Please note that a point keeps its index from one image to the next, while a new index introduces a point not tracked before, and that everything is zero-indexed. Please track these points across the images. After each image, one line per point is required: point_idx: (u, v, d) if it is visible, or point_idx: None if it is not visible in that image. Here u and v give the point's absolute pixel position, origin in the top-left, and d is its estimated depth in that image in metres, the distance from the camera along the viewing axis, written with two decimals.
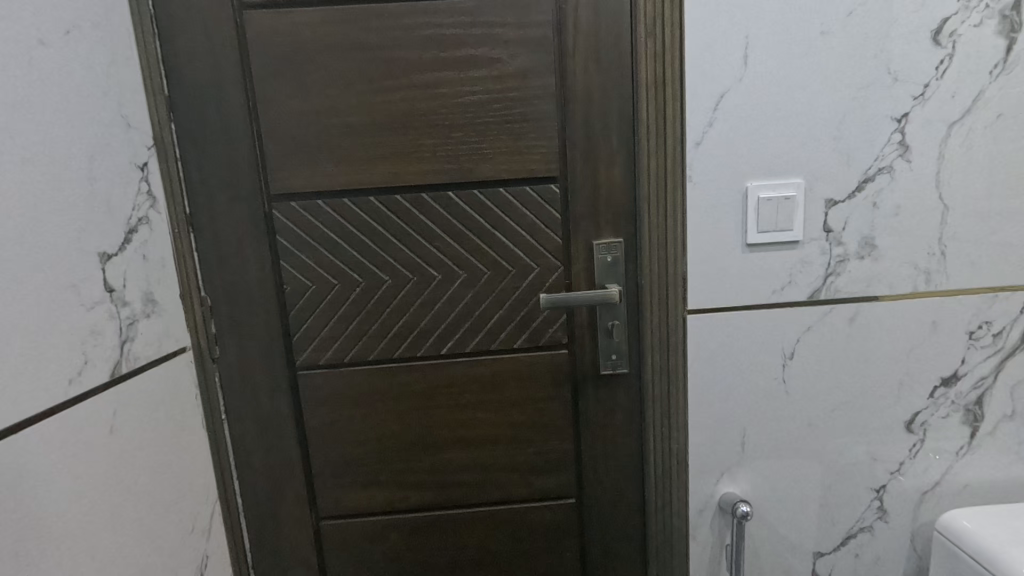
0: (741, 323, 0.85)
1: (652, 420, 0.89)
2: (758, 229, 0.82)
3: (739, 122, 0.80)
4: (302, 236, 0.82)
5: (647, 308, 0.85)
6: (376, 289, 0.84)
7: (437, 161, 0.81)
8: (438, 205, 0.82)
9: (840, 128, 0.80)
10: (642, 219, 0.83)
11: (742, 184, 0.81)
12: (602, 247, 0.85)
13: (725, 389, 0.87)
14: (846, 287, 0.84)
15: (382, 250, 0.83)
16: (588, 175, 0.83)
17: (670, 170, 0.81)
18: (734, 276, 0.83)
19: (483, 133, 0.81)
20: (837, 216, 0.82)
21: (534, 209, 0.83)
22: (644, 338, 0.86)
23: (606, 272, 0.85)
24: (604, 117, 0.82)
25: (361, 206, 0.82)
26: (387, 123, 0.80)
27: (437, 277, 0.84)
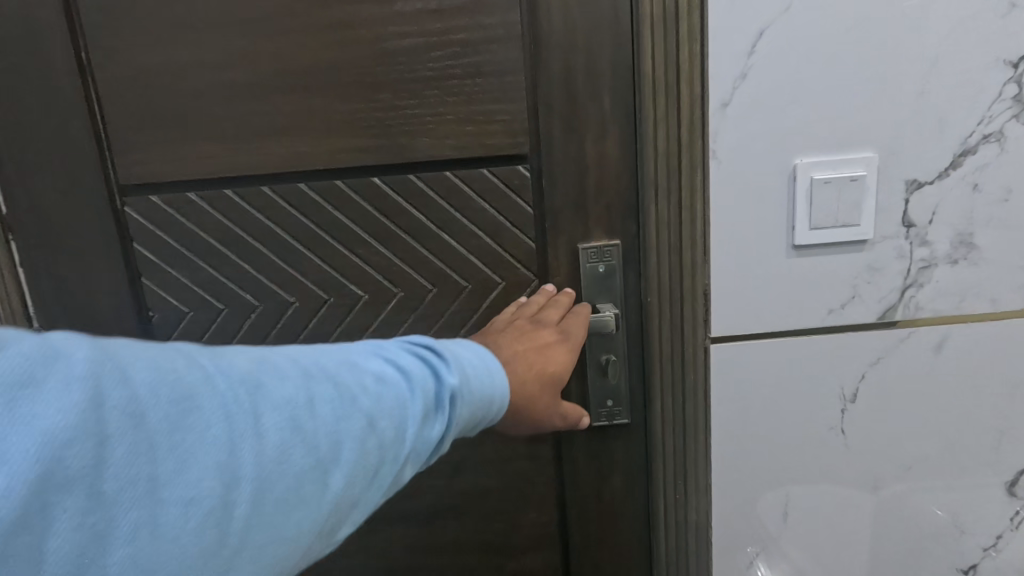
0: (786, 354, 0.62)
1: (662, 485, 0.66)
2: (811, 225, 0.58)
3: (786, 71, 0.56)
4: (169, 243, 0.59)
5: (655, 335, 0.62)
6: (278, 316, 0.61)
7: (356, 134, 0.57)
8: (361, 196, 0.59)
9: (932, 77, 0.56)
10: (647, 213, 0.60)
11: (789, 162, 0.57)
12: (592, 252, 0.61)
13: (761, 442, 0.64)
14: (932, 303, 0.60)
15: (284, 260, 0.60)
16: (570, 152, 0.59)
17: (687, 143, 0.57)
18: (775, 290, 0.60)
19: (419, 93, 0.57)
20: (922, 205, 0.58)
21: (497, 201, 0.60)
22: (652, 375, 0.63)
23: (598, 287, 0.62)
24: (591, 69, 0.58)
25: (251, 199, 0.58)
26: (282, 80, 0.56)
27: (362, 297, 0.61)
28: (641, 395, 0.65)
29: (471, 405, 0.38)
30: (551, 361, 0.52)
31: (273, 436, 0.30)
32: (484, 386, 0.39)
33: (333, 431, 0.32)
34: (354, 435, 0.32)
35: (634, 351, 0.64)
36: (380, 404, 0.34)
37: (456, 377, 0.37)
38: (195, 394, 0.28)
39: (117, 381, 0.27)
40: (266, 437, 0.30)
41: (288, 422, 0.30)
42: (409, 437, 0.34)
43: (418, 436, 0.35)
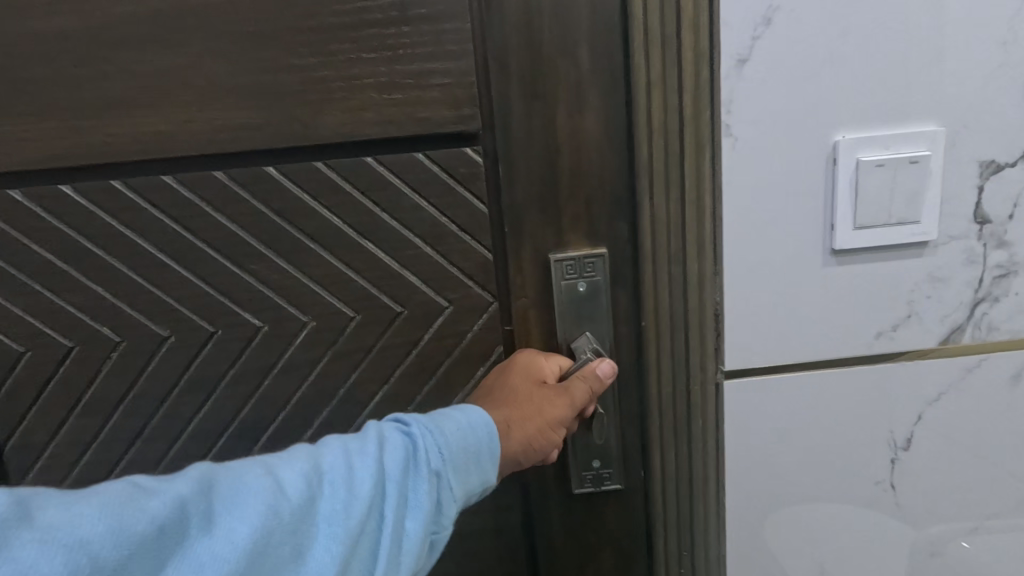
0: (821, 392, 0.47)
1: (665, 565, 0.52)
2: (857, 224, 0.44)
3: (824, 14, 0.41)
4: (3, 267, 0.49)
5: (653, 370, 0.48)
6: (149, 355, 0.51)
7: (254, 109, 0.46)
8: (249, 193, 0.48)
9: (1016, 24, 0.42)
10: (642, 213, 0.45)
11: (825, 139, 0.43)
12: (568, 265, 0.48)
13: (787, 501, 0.50)
14: (1008, 322, 0.46)
15: (151, 280, 0.50)
16: (534, 132, 0.45)
17: (691, 118, 0.43)
18: (808, 310, 0.46)
19: (329, 50, 0.44)
20: (999, 194, 0.44)
21: (437, 198, 0.47)
22: (649, 422, 0.49)
23: (578, 307, 0.48)
24: (565, 18, 0.43)
25: (108, 202, 0.48)
26: (159, 42, 0.45)
27: (260, 330, 0.51)
28: (635, 445, 0.51)
29: (458, 448, 0.35)
30: (515, 378, 0.44)
31: (229, 530, 0.27)
32: (467, 436, 0.36)
33: (309, 507, 0.30)
34: (337, 501, 0.30)
35: (624, 387, 0.50)
36: (352, 476, 0.31)
37: (425, 427, 0.35)
38: (140, 499, 0.27)
39: (44, 520, 0.25)
40: (228, 534, 0.27)
41: (256, 507, 0.28)
42: (400, 498, 0.32)
43: (416, 490, 0.33)
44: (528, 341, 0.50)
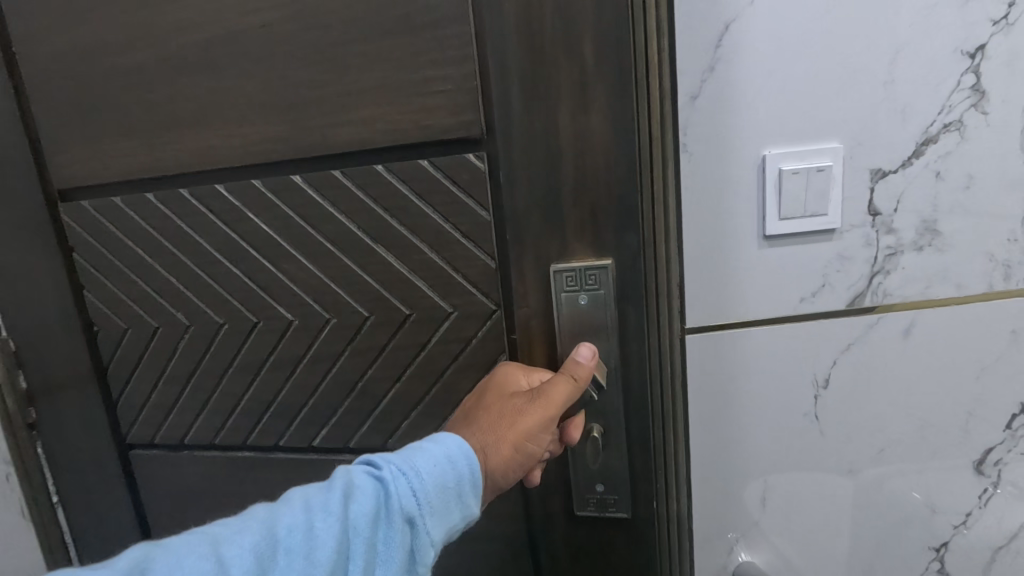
0: (759, 345, 0.63)
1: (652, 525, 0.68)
2: (780, 216, 0.59)
3: (753, 63, 0.56)
4: (112, 262, 0.70)
5: (641, 343, 0.62)
6: (212, 338, 0.70)
7: (323, 128, 0.62)
8: (283, 201, 0.65)
9: (893, 68, 0.57)
10: (636, 218, 0.59)
11: (756, 153, 0.58)
12: (571, 277, 0.61)
13: (736, 430, 0.65)
14: (899, 289, 0.62)
15: (213, 280, 0.69)
16: (542, 159, 0.59)
17: (660, 154, 0.58)
18: (750, 280, 0.61)
19: (372, 80, 0.60)
20: (886, 193, 0.59)
21: (442, 206, 0.62)
22: (633, 378, 0.63)
23: (579, 315, 0.62)
24: (567, 84, 0.57)
25: (186, 215, 0.67)
26: (250, 72, 0.62)
27: (293, 323, 0.68)
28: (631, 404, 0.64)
29: (428, 490, 0.45)
30: (492, 398, 0.57)
31: None
32: (434, 486, 0.45)
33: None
34: (297, 569, 0.39)
35: (613, 348, 0.62)
36: (312, 543, 0.40)
37: (390, 486, 0.44)
38: None
39: None
40: None
41: None
42: (362, 550, 0.42)
43: (384, 535, 0.43)
44: (527, 327, 0.64)
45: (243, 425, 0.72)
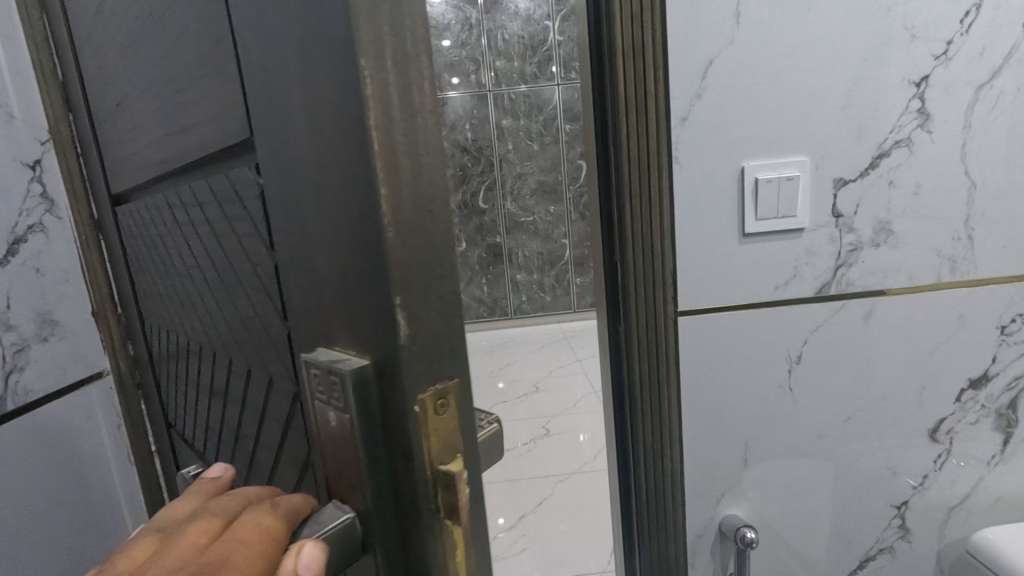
0: (739, 325, 0.74)
1: (643, 489, 0.78)
2: (757, 216, 0.71)
3: (732, 91, 0.68)
4: (137, 258, 0.82)
5: (635, 331, 0.74)
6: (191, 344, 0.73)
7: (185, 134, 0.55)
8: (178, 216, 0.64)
9: (850, 96, 0.68)
10: (624, 218, 0.71)
11: (737, 165, 0.70)
12: (320, 378, 0.32)
13: (722, 398, 0.77)
14: (859, 279, 0.73)
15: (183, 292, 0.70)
16: (282, 167, 0.33)
17: (655, 170, 0.70)
18: (732, 269, 0.73)
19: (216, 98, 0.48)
20: (847, 198, 0.71)
21: (245, 234, 0.49)
22: (630, 360, 0.75)
23: (332, 448, 0.32)
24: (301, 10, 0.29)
25: (151, 225, 0.73)
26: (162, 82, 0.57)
27: (202, 339, 0.68)
28: (620, 372, 0.77)
29: None
30: None
31: None
32: None
33: None
34: None
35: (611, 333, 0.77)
36: None
37: None
38: None
39: None
40: None
41: None
42: None
43: None
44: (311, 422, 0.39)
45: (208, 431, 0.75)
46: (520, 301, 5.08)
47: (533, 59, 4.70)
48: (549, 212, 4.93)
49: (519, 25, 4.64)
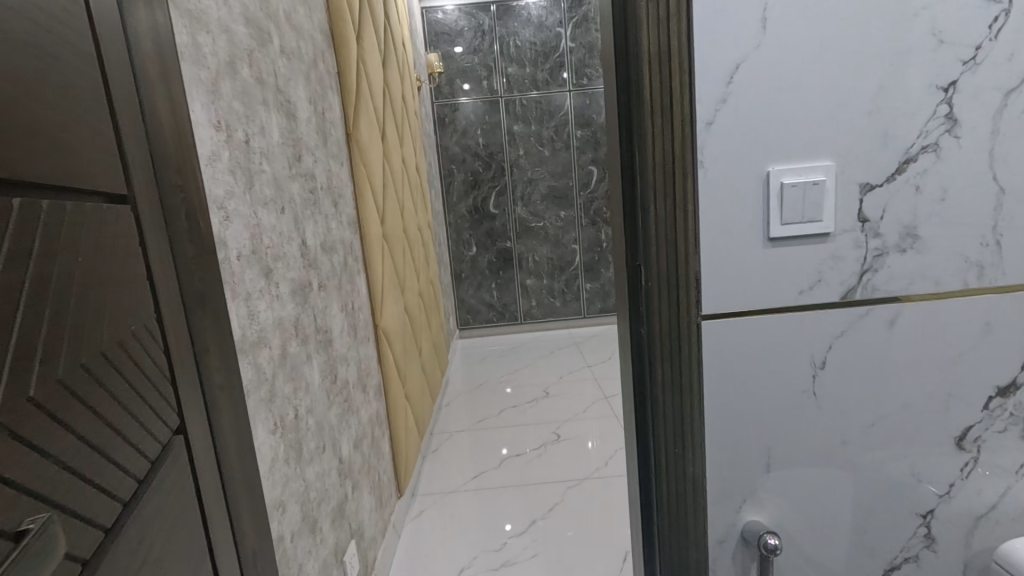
0: (763, 328, 0.74)
1: (664, 491, 0.78)
2: (782, 221, 0.71)
3: (756, 97, 0.69)
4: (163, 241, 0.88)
5: (658, 334, 0.74)
6: (125, 356, 0.59)
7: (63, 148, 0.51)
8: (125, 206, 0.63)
9: (877, 101, 0.68)
10: (649, 222, 0.71)
11: (763, 169, 0.70)
12: None
13: (745, 402, 0.77)
14: (885, 284, 0.73)
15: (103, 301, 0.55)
16: None
17: (682, 174, 0.70)
18: (756, 272, 0.73)
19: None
20: (872, 203, 0.71)
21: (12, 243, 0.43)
22: (653, 363, 0.75)
23: None
24: None
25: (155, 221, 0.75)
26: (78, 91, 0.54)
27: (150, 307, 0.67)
28: (641, 375, 0.77)
29: None
30: None
31: None
32: None
33: None
34: None
35: (633, 336, 0.77)
36: None
37: None
38: None
39: None
40: None
41: None
42: None
43: None
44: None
45: (140, 462, 0.59)
46: (530, 306, 5.08)
47: (545, 65, 4.73)
48: (560, 217, 4.94)
49: (532, 32, 4.67)
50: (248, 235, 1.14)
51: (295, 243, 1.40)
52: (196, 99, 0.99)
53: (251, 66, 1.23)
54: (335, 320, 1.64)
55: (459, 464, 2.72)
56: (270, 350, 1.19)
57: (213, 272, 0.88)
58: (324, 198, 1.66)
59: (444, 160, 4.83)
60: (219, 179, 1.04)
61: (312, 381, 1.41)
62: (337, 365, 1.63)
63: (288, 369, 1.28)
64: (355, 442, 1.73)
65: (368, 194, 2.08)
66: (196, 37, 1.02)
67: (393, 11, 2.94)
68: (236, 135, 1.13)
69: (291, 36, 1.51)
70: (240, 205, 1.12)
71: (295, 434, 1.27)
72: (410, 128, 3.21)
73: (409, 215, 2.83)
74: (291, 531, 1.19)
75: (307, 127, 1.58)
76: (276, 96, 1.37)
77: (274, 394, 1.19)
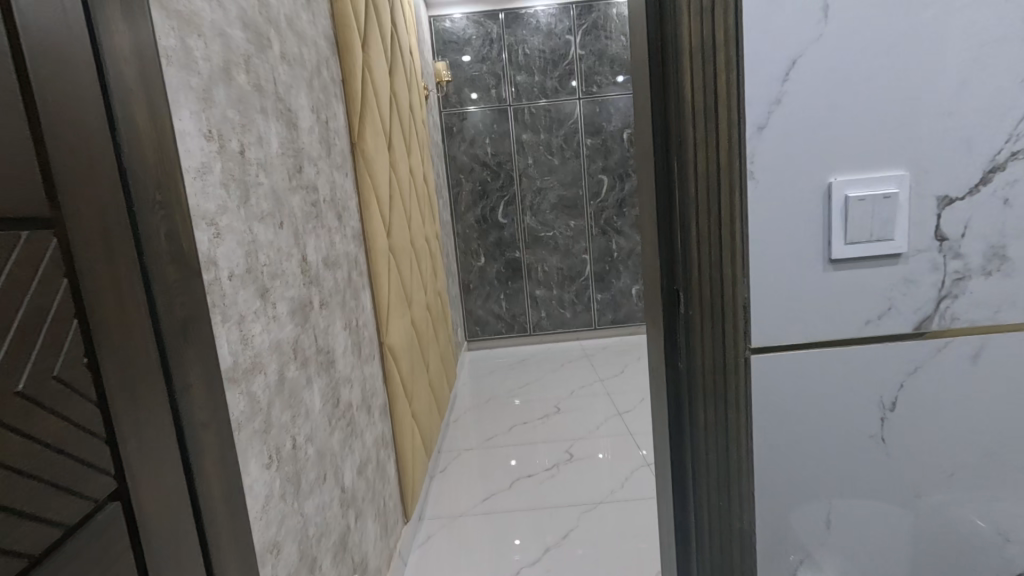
0: (825, 364, 0.64)
1: (706, 548, 0.68)
2: (847, 240, 0.61)
3: (814, 97, 0.59)
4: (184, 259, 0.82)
5: (699, 369, 0.65)
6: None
7: None
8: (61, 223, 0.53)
9: (957, 101, 0.59)
10: (689, 242, 0.62)
11: (824, 180, 0.60)
12: None
13: (802, 449, 0.66)
14: (967, 313, 0.62)
15: None
16: None
17: (727, 188, 0.61)
18: (817, 300, 0.63)
19: None
20: (952, 219, 0.61)
21: None
22: (693, 402, 0.65)
23: None
24: None
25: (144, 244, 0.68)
26: None
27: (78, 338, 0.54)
28: (677, 414, 0.68)
29: None
30: None
31: None
32: None
33: None
34: None
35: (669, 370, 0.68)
36: None
37: None
38: None
39: None
40: None
41: None
42: None
43: None
44: None
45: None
46: (539, 317, 4.98)
47: (554, 73, 4.66)
48: (570, 227, 4.85)
49: (541, 40, 4.61)
50: (242, 253, 1.06)
51: (295, 259, 1.31)
52: (183, 107, 0.90)
53: (248, 73, 1.15)
54: (337, 339, 1.56)
55: (467, 485, 2.62)
56: (266, 377, 1.11)
57: (199, 296, 0.79)
58: (327, 211, 1.58)
59: (452, 170, 4.76)
60: (209, 194, 0.96)
61: (312, 406, 1.32)
62: (340, 387, 1.54)
63: (286, 396, 1.19)
64: (359, 469, 1.63)
65: (374, 206, 2.01)
66: (186, 41, 0.93)
67: (401, 19, 2.88)
68: (230, 146, 1.05)
69: (292, 42, 1.44)
70: (234, 221, 1.04)
71: (293, 466, 1.18)
72: (417, 137, 3.14)
73: (416, 226, 2.75)
74: (286, 573, 1.10)
75: (310, 137, 1.50)
76: (276, 104, 1.30)
77: (269, 424, 1.10)
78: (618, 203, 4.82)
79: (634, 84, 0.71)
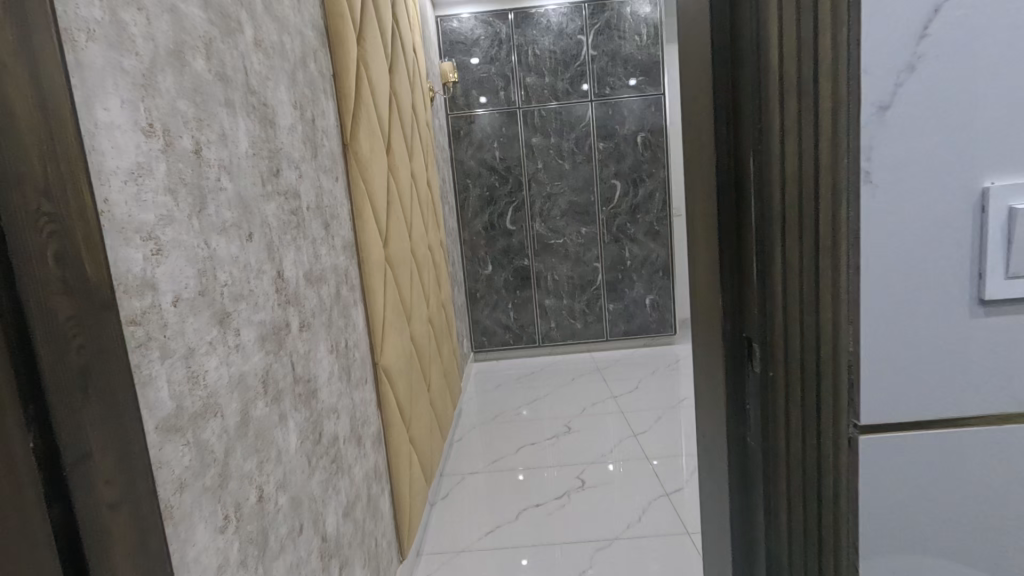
0: (986, 449, 0.48)
1: None
2: (1007, 274, 0.45)
3: (960, 64, 0.43)
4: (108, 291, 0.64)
5: (783, 431, 0.49)
6: None
7: None
8: None
9: None
10: (774, 261, 0.47)
11: (979, 185, 0.44)
12: None
13: (946, 557, 0.50)
14: None
15: None
16: None
17: (830, 192, 0.44)
18: (964, 349, 0.46)
19: None
20: None
21: None
22: (773, 473, 0.50)
23: None
24: None
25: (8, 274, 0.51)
26: None
27: None
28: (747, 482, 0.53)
29: None
30: None
31: None
32: None
33: None
34: None
35: (739, 422, 0.53)
36: None
37: None
38: None
39: None
40: None
41: None
42: None
43: None
44: None
45: None
46: (548, 328, 4.78)
47: (566, 75, 4.49)
48: (581, 234, 4.65)
49: (551, 40, 4.44)
50: (195, 271, 0.89)
51: (267, 276, 1.14)
52: (110, 94, 0.73)
53: (208, 59, 0.98)
54: (322, 364, 1.38)
55: (472, 512, 2.43)
56: (225, 420, 0.93)
57: (111, 335, 0.62)
58: (312, 219, 1.40)
59: (459, 175, 4.59)
60: (148, 201, 0.79)
61: (286, 447, 1.14)
62: (324, 419, 1.36)
63: (252, 439, 1.01)
64: (345, 511, 1.44)
65: (369, 213, 1.83)
66: (118, 13, 0.76)
67: (404, 15, 2.71)
68: (181, 144, 0.88)
69: (270, 28, 1.27)
70: (183, 233, 0.86)
71: (258, 523, 1.00)
72: (421, 139, 2.96)
73: (417, 234, 2.57)
74: None
75: (291, 136, 1.33)
76: (246, 97, 1.12)
77: (228, 476, 0.92)
78: (631, 209, 4.62)
79: (699, 68, 0.55)
